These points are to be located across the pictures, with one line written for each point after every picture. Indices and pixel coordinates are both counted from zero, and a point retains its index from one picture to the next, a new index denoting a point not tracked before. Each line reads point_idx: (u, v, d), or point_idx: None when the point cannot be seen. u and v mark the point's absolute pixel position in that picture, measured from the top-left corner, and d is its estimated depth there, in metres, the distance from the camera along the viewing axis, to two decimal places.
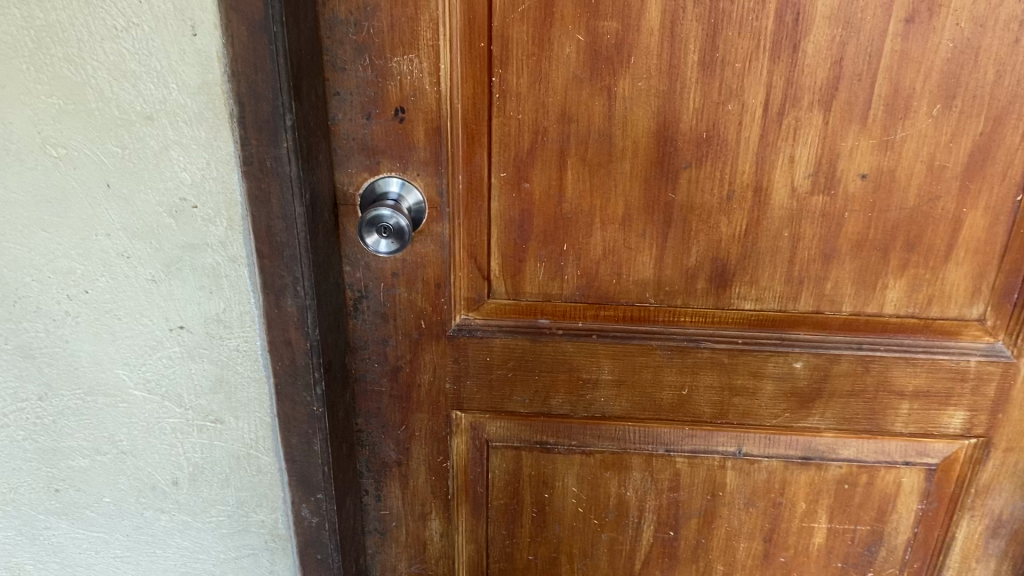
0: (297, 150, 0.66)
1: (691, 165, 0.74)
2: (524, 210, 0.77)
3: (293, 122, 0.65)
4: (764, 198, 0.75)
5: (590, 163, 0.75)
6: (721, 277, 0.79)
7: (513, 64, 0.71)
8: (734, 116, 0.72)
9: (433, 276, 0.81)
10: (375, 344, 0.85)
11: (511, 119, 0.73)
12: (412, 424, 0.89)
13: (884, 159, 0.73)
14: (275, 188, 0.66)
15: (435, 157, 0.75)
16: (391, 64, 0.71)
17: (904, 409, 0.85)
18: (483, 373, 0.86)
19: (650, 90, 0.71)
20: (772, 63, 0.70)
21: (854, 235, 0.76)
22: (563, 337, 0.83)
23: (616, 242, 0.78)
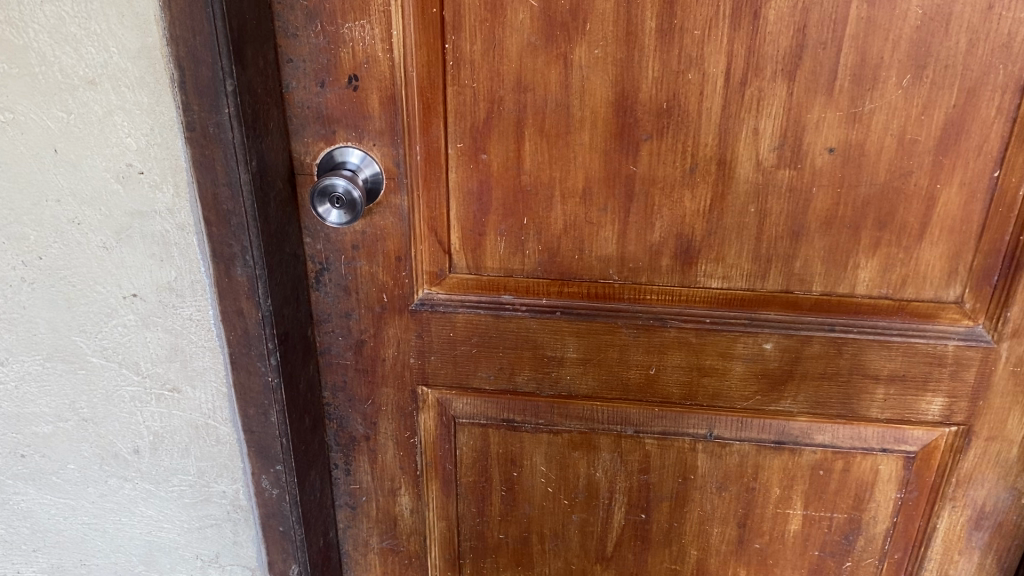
0: (241, 117, 0.65)
1: (652, 136, 0.72)
2: (483, 182, 0.76)
3: (235, 88, 0.64)
4: (728, 172, 0.73)
5: (548, 134, 0.73)
6: (686, 254, 0.77)
7: (466, 30, 0.69)
8: (695, 85, 0.69)
9: (394, 249, 0.80)
10: (338, 317, 0.84)
11: (466, 88, 0.72)
12: (379, 398, 0.88)
13: (853, 132, 0.70)
14: (219, 155, 0.66)
15: (391, 126, 0.74)
16: (342, 30, 0.70)
17: (879, 394, 0.82)
18: (448, 349, 0.85)
19: (607, 58, 0.69)
20: (733, 31, 0.67)
21: (822, 212, 0.73)
22: (526, 313, 0.81)
23: (578, 215, 0.76)
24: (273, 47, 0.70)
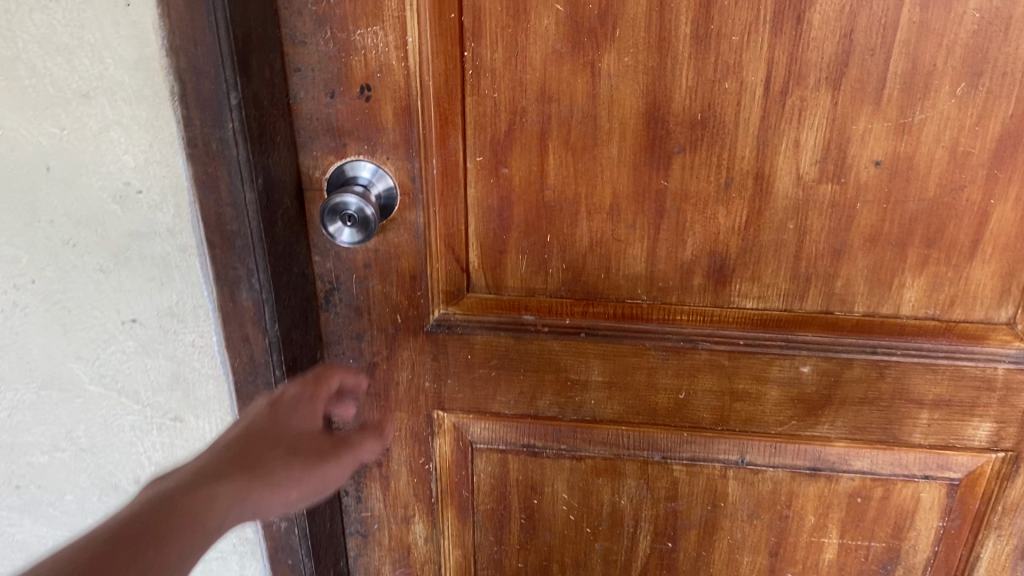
0: (247, 131, 0.61)
1: (685, 149, 0.67)
2: (503, 198, 0.71)
3: (240, 101, 0.59)
4: (766, 187, 0.68)
5: (573, 146, 0.68)
6: (720, 273, 0.72)
7: (487, 37, 0.65)
8: (733, 95, 0.65)
9: (409, 267, 0.75)
10: (349, 339, 0.79)
11: (486, 98, 0.67)
12: (391, 423, 0.84)
13: (901, 144, 0.65)
14: (223, 172, 0.61)
15: (406, 139, 0.69)
16: (353, 37, 0.66)
17: (923, 419, 0.77)
18: (465, 372, 0.80)
19: (638, 66, 0.65)
20: (774, 37, 0.62)
21: (866, 228, 0.69)
22: (548, 335, 0.77)
23: (604, 233, 0.72)
24: (279, 56, 0.66)
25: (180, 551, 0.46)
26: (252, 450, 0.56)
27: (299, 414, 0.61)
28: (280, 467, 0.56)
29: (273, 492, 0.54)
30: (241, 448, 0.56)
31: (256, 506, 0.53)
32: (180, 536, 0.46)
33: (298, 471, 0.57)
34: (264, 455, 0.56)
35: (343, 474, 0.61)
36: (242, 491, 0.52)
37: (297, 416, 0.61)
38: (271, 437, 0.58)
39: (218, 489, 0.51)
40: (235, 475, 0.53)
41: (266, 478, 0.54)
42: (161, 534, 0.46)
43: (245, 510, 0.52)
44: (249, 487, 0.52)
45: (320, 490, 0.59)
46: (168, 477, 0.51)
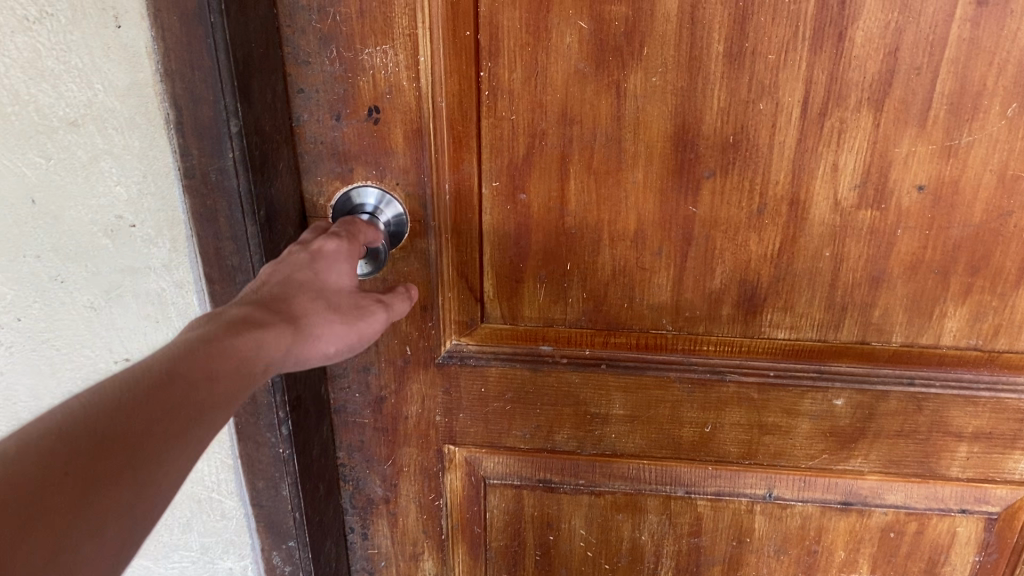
0: (248, 161, 0.56)
1: (715, 173, 0.63)
2: (520, 225, 0.67)
3: (241, 129, 0.54)
4: (801, 212, 0.64)
5: (596, 171, 0.64)
6: (750, 302, 0.68)
7: (505, 56, 0.60)
8: (767, 116, 0.61)
9: (419, 298, 0.71)
10: (355, 372, 0.75)
11: (503, 120, 0.63)
12: (399, 458, 0.80)
13: (946, 168, 0.61)
14: (223, 206, 0.57)
15: (417, 163, 0.65)
16: (361, 56, 0.61)
17: (961, 453, 0.73)
18: (478, 406, 0.76)
19: (666, 87, 0.60)
20: (813, 55, 0.58)
21: (907, 256, 0.65)
22: (567, 367, 0.73)
23: (628, 261, 0.67)
24: (281, 77, 0.61)
25: (184, 423, 0.41)
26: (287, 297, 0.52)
27: (336, 267, 0.56)
28: (317, 306, 0.53)
29: (313, 340, 0.51)
30: (283, 281, 0.53)
31: (299, 356, 0.50)
32: (212, 385, 0.43)
33: (340, 326, 0.53)
34: (303, 283, 0.53)
35: (381, 323, 0.57)
36: (293, 337, 0.49)
37: (337, 263, 0.56)
38: (306, 283, 0.53)
39: (269, 332, 0.48)
40: (277, 321, 0.49)
41: (295, 334, 0.50)
42: (200, 376, 0.42)
43: (289, 358, 0.49)
44: (298, 333, 0.50)
45: (360, 339, 0.55)
46: (219, 315, 0.47)
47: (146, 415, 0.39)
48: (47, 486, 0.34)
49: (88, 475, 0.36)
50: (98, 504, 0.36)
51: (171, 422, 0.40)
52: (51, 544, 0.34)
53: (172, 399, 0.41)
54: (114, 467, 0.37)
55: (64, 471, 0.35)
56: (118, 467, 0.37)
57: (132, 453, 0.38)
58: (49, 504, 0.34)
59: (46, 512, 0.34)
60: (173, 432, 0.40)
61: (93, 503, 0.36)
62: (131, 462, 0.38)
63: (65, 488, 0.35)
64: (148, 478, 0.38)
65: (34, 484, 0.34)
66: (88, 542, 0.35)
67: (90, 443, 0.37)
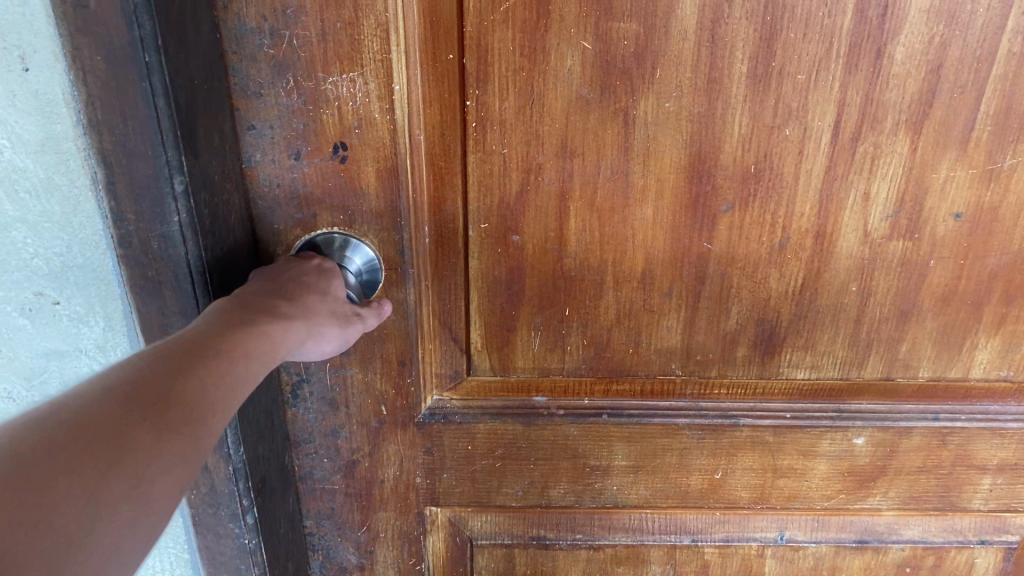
0: (198, 225, 0.46)
1: (734, 207, 0.56)
2: (512, 269, 0.59)
3: (187, 187, 0.44)
4: (827, 245, 0.57)
5: (600, 208, 0.56)
6: (768, 342, 0.62)
7: (495, 83, 0.52)
8: (794, 143, 0.54)
9: (396, 353, 0.62)
10: (323, 436, 0.66)
11: (493, 155, 0.54)
12: (375, 524, 0.71)
13: (986, 194, 0.55)
14: (168, 277, 0.46)
15: (393, 206, 0.56)
16: (323, 85, 0.52)
17: (984, 485, 0.69)
18: (464, 465, 0.68)
19: (682, 113, 0.53)
20: (848, 75, 0.51)
21: (938, 288, 0.59)
22: (565, 420, 0.65)
23: (634, 303, 0.60)
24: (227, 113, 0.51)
25: (231, 389, 0.39)
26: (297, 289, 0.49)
27: (336, 282, 0.53)
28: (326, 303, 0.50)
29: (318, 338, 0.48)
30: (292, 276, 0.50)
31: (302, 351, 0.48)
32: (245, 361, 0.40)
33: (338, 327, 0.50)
34: (309, 282, 0.50)
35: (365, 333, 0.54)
36: (308, 329, 0.47)
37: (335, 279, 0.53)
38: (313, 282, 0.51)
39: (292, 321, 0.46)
40: (297, 310, 0.47)
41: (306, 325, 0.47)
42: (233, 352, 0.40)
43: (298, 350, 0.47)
44: (313, 325, 0.48)
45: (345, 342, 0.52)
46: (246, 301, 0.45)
47: (190, 377, 0.37)
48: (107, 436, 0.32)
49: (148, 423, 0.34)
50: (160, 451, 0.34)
51: (220, 385, 0.38)
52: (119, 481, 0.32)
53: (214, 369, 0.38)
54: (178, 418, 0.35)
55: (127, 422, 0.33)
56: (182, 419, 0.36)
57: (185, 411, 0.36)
58: (111, 450, 0.32)
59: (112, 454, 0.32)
60: (215, 396, 0.38)
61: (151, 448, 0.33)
62: (184, 417, 0.36)
63: (137, 435, 0.33)
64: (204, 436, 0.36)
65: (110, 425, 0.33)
66: (159, 483, 0.33)
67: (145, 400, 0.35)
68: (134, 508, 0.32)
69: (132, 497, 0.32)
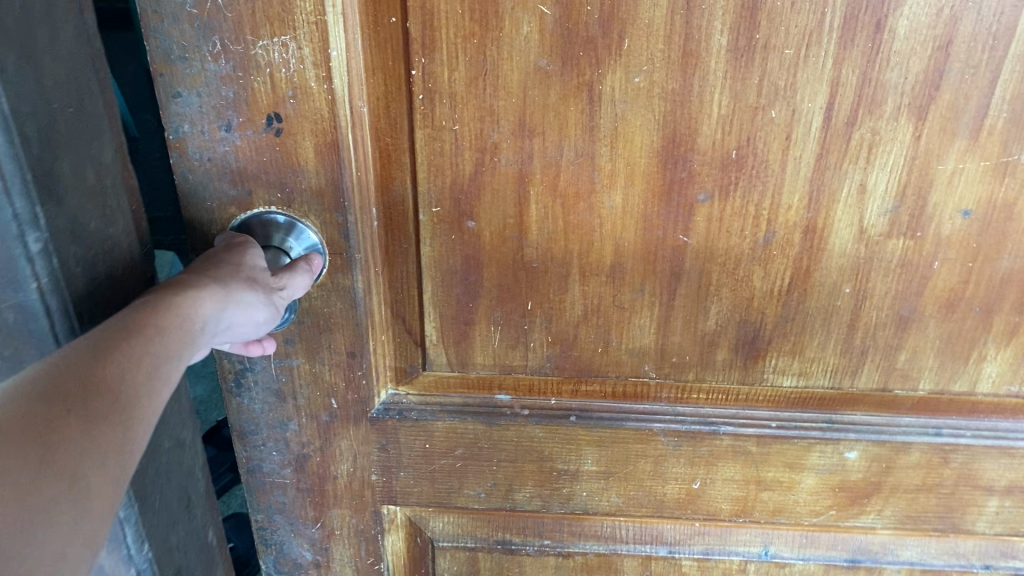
0: (62, 283, 0.41)
1: (712, 197, 0.50)
2: (468, 258, 0.53)
3: (45, 243, 0.39)
4: (817, 242, 0.51)
5: (563, 193, 0.51)
6: (751, 346, 0.56)
7: (443, 51, 0.46)
8: (780, 127, 0.47)
9: (345, 343, 0.57)
10: (270, 427, 0.62)
11: (443, 132, 0.49)
12: (330, 520, 0.67)
13: (999, 190, 0.49)
14: (32, 347, 0.42)
15: (335, 185, 0.51)
16: (253, 50, 0.46)
17: (991, 507, 0.62)
18: (422, 464, 0.63)
19: (654, 90, 0.47)
20: (842, 50, 0.45)
21: (943, 292, 0.53)
22: (529, 421, 0.60)
23: (603, 300, 0.54)
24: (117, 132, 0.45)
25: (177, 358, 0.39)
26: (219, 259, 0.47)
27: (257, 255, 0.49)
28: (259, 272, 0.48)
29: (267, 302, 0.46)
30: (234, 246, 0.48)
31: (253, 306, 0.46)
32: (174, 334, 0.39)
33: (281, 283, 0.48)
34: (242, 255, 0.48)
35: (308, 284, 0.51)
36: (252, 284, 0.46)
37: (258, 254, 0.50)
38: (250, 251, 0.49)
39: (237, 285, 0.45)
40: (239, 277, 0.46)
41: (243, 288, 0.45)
42: (157, 326, 0.38)
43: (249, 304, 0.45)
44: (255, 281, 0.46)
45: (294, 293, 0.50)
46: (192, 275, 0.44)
47: (119, 352, 0.36)
48: (46, 426, 0.32)
49: (89, 408, 0.34)
50: (104, 438, 0.34)
51: (155, 360, 0.38)
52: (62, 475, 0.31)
53: (140, 343, 0.37)
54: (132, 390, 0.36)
55: (64, 412, 0.33)
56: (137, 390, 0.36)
57: (122, 390, 0.35)
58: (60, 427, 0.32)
59: (57, 447, 0.32)
60: (156, 372, 0.37)
61: (94, 439, 0.33)
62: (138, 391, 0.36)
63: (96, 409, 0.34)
64: (141, 419, 0.36)
65: (76, 397, 0.33)
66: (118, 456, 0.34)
67: (75, 382, 0.34)
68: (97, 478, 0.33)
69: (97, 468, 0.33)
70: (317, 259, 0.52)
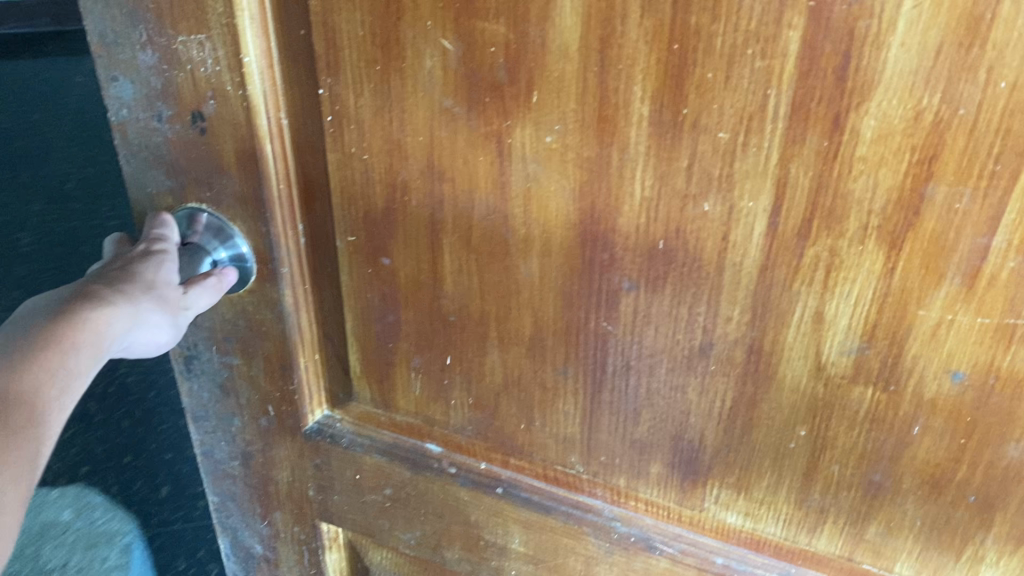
0: None
1: (638, 287, 0.42)
2: (385, 296, 0.49)
3: None
4: (765, 367, 0.42)
5: (478, 249, 0.45)
6: (689, 467, 0.47)
7: (348, 74, 0.42)
8: (716, 224, 0.38)
9: (274, 355, 0.54)
10: (219, 419, 0.61)
11: (354, 160, 0.45)
12: (275, 521, 0.65)
13: (1003, 359, 0.36)
14: None
15: (255, 194, 0.48)
16: (175, 44, 0.44)
17: None
18: (354, 493, 0.60)
19: (567, 154, 0.40)
20: (790, 145, 0.35)
21: (925, 465, 0.41)
22: (456, 480, 0.55)
23: (523, 372, 0.48)
24: None
25: (88, 371, 0.43)
26: (131, 263, 0.46)
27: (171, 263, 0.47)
28: (169, 282, 0.47)
29: (171, 322, 0.46)
30: (145, 254, 0.47)
31: (162, 321, 0.46)
32: (81, 352, 0.42)
33: (196, 294, 0.48)
34: (148, 264, 0.46)
35: (228, 285, 0.50)
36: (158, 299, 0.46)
37: (171, 263, 0.47)
38: (162, 259, 0.47)
39: (146, 302, 0.45)
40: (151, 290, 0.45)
41: (151, 304, 0.45)
42: (65, 343, 0.41)
43: (157, 321, 0.46)
44: (162, 296, 0.46)
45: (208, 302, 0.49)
46: (96, 288, 0.44)
47: (30, 367, 0.40)
48: None
49: (7, 424, 0.38)
50: (17, 452, 0.38)
51: (65, 378, 0.41)
52: None
53: (46, 361, 0.41)
54: (46, 404, 0.40)
55: None
56: (55, 401, 0.40)
57: (33, 403, 0.39)
58: None
59: None
60: (68, 386, 0.41)
61: (10, 451, 0.37)
62: (53, 404, 0.40)
63: (12, 424, 0.38)
64: (48, 432, 0.40)
65: None
66: (36, 463, 0.38)
67: None
68: (21, 485, 0.37)
69: (16, 477, 0.37)
70: (230, 277, 0.50)
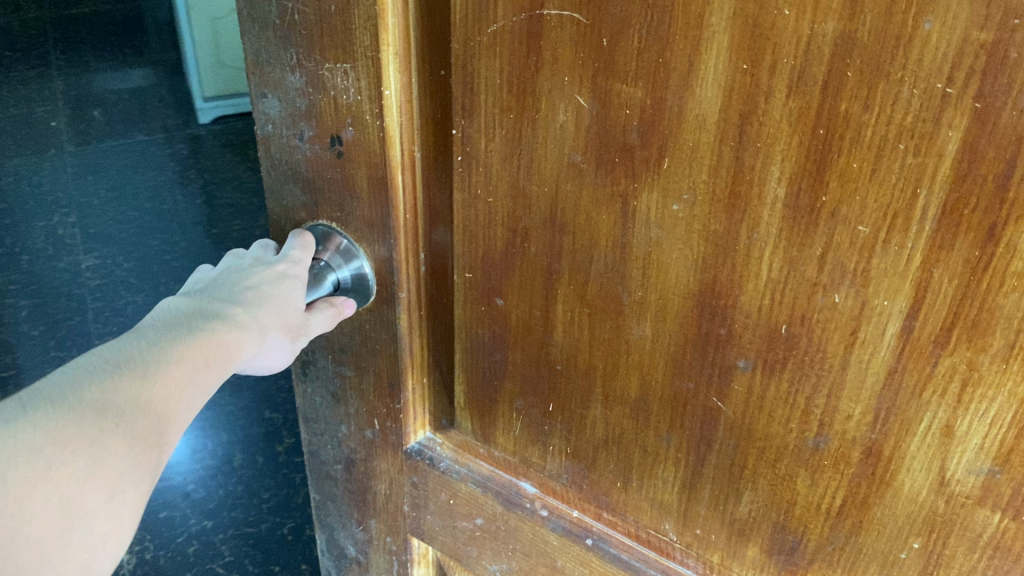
0: None
1: (753, 367, 0.40)
2: (496, 335, 0.49)
3: None
4: (882, 473, 0.39)
5: (591, 304, 0.44)
6: (787, 557, 0.44)
7: (482, 117, 0.42)
8: (844, 317, 0.36)
9: (384, 373, 0.55)
10: (328, 423, 0.63)
11: (479, 201, 0.45)
12: (369, 528, 0.66)
13: None
14: None
15: (381, 220, 0.48)
16: (321, 70, 0.46)
17: None
18: (446, 516, 0.60)
19: (693, 224, 0.38)
20: (935, 249, 0.32)
21: None
22: (546, 524, 0.54)
23: (624, 431, 0.47)
24: None
25: (212, 384, 0.43)
26: (262, 287, 0.47)
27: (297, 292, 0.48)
28: (293, 309, 0.48)
29: (293, 349, 0.48)
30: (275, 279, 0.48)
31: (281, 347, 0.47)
32: (213, 371, 0.43)
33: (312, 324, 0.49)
34: (276, 290, 0.47)
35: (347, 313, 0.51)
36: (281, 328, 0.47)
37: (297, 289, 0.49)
38: (289, 286, 0.48)
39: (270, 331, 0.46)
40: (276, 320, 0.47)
41: (273, 333, 0.47)
42: (201, 361, 0.42)
43: (277, 347, 0.47)
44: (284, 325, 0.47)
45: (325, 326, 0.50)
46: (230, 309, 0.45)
47: (166, 374, 0.40)
48: (98, 439, 0.36)
49: (136, 429, 0.38)
50: (144, 455, 0.38)
51: (193, 391, 0.42)
52: (110, 486, 0.36)
53: (181, 369, 0.41)
54: (172, 411, 0.40)
55: (112, 426, 0.37)
56: (179, 408, 0.41)
57: (161, 409, 0.40)
58: (111, 439, 0.37)
59: (101, 461, 0.36)
60: (193, 397, 0.42)
61: (137, 453, 0.38)
62: (178, 411, 0.41)
63: (142, 426, 0.38)
64: (170, 438, 0.40)
65: (128, 415, 0.38)
66: (157, 467, 0.39)
67: (126, 400, 0.38)
68: (140, 489, 0.38)
69: (138, 480, 0.38)
70: (349, 308, 0.51)
